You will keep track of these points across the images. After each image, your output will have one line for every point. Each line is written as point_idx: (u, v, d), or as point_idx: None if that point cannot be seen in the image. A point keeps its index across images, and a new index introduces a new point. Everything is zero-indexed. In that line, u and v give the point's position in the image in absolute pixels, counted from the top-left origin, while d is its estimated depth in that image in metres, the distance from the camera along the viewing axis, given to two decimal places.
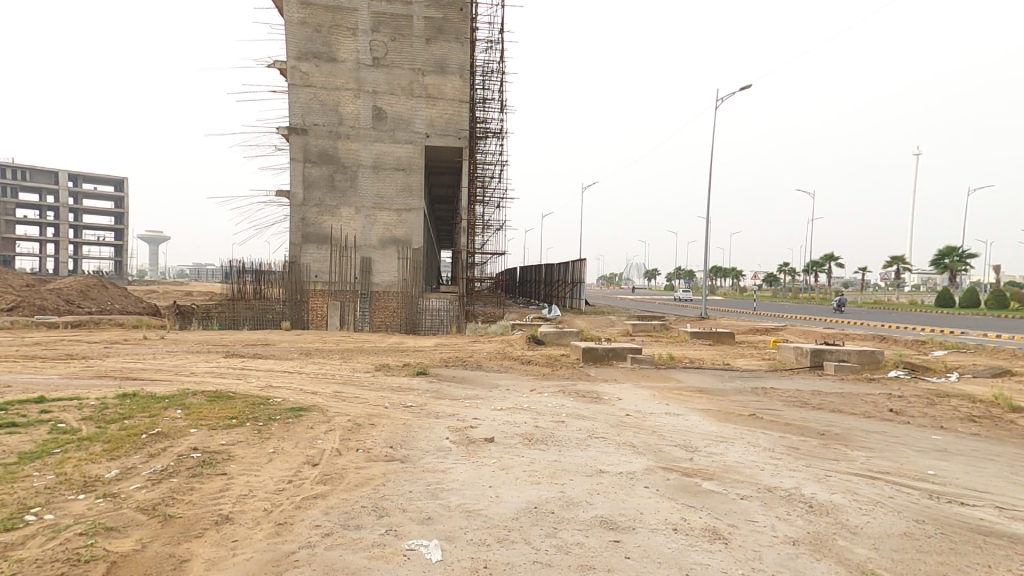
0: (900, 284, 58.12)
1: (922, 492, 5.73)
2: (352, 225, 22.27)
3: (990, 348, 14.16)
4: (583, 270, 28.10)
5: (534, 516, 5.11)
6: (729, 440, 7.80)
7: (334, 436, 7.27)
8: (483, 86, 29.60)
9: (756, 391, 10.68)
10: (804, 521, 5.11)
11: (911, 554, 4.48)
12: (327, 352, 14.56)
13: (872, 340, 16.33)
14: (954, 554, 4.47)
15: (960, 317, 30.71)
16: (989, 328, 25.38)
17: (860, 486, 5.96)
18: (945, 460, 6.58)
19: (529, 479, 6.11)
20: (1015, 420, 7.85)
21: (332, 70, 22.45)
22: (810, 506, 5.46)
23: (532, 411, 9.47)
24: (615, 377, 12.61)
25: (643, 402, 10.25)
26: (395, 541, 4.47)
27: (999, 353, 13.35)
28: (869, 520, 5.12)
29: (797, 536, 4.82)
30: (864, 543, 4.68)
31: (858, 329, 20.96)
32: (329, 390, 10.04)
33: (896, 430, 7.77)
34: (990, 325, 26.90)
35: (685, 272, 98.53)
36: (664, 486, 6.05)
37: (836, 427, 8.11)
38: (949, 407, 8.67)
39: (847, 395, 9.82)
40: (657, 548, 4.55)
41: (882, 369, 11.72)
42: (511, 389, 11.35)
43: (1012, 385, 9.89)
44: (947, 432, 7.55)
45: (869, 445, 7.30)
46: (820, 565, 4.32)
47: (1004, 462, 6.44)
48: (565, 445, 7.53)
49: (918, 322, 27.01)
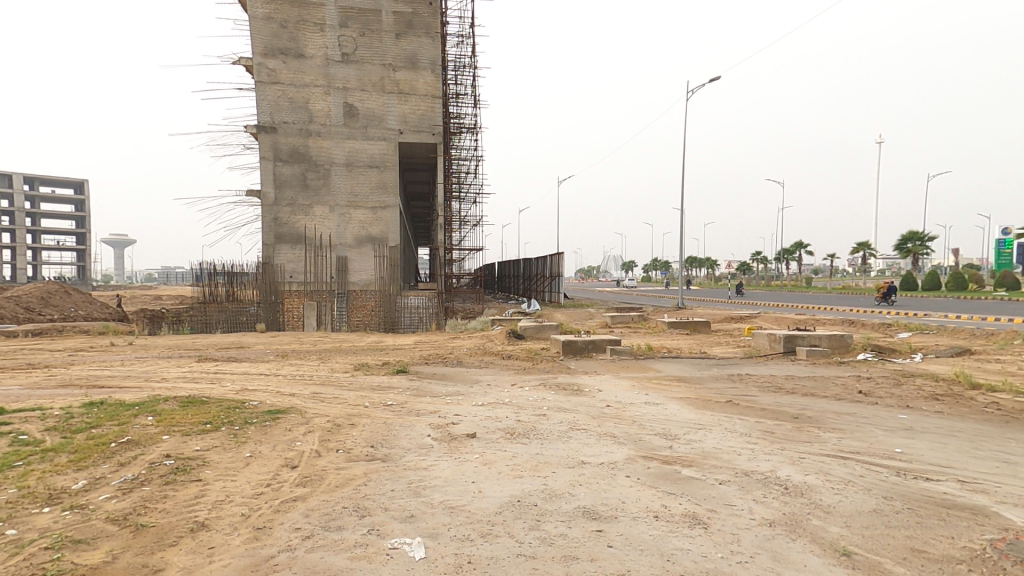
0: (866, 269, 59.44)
1: (890, 469, 5.92)
2: (327, 224, 21.95)
3: (952, 328, 14.64)
4: (560, 264, 28.12)
5: (517, 510, 5.13)
6: (707, 427, 7.94)
7: (313, 437, 7.21)
8: (454, 81, 29.21)
9: (732, 378, 10.91)
10: (779, 503, 5.25)
11: (879, 531, 4.63)
12: (303, 353, 14.36)
13: (841, 324, 16.72)
14: (920, 527, 4.63)
15: (922, 299, 31.82)
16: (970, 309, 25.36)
17: (833, 466, 6.14)
18: (912, 438, 6.79)
19: (511, 473, 6.14)
20: (975, 396, 8.17)
21: (301, 66, 22.04)
22: (784, 488, 5.60)
23: (514, 406, 9.49)
24: (595, 369, 12.72)
25: (623, 393, 10.39)
26: (378, 541, 4.44)
27: (960, 333, 13.84)
28: (840, 499, 5.28)
29: (773, 518, 4.95)
30: (836, 522, 4.82)
31: (829, 315, 21.31)
32: (307, 391, 9.92)
33: (865, 411, 8.00)
34: (954, 306, 27.67)
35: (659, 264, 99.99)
36: (646, 475, 6.14)
37: (809, 411, 8.32)
38: (914, 386, 8.97)
39: (819, 378, 10.08)
40: (639, 536, 4.62)
41: (851, 353, 12.03)
42: (491, 385, 11.36)
43: (973, 364, 10.26)
44: (912, 411, 7.80)
45: (840, 426, 7.50)
46: (796, 545, 4.44)
47: (966, 437, 6.68)
48: (547, 438, 7.57)
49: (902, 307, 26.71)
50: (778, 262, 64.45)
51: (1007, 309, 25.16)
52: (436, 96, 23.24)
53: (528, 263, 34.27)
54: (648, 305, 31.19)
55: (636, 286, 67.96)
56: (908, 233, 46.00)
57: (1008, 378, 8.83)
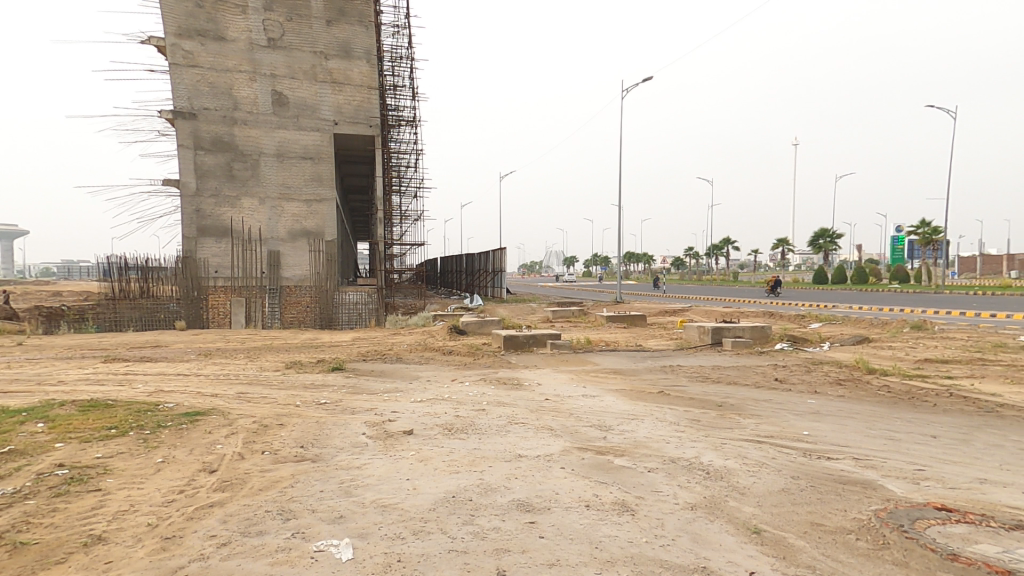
0: (787, 263, 63.29)
1: (798, 450, 6.32)
2: (256, 217, 20.98)
3: (857, 318, 15.84)
4: (502, 259, 28.24)
5: (451, 505, 5.09)
6: (640, 417, 8.19)
7: (236, 439, 6.87)
8: (391, 72, 28.63)
9: (664, 369, 11.32)
10: (701, 487, 5.48)
11: (787, 508, 4.92)
12: (228, 352, 13.65)
13: (763, 316, 17.73)
14: (822, 503, 4.97)
15: (836, 291, 34.22)
16: (873, 300, 27.67)
17: (750, 450, 6.48)
18: (818, 420, 7.28)
19: (447, 469, 6.09)
20: (871, 380, 8.87)
21: (222, 50, 20.90)
22: (706, 472, 5.85)
23: (453, 401, 9.43)
24: (536, 363, 12.84)
25: (562, 386, 10.55)
26: (303, 544, 4.29)
27: (863, 322, 15.00)
28: (755, 480, 5.58)
29: (695, 501, 5.15)
30: (750, 502, 5.09)
31: (751, 307, 22.57)
32: (231, 391, 9.44)
33: (780, 397, 8.51)
34: (860, 297, 30.05)
35: (600, 259, 102.23)
36: (580, 466, 6.24)
37: (732, 399, 8.75)
38: (821, 372, 9.64)
39: (742, 367, 10.63)
40: (570, 526, 4.69)
41: (769, 343, 12.74)
42: (431, 380, 11.24)
43: (872, 351, 11.15)
44: (820, 395, 8.37)
45: (759, 412, 7.93)
46: (714, 526, 4.65)
47: (863, 418, 7.23)
48: (485, 433, 7.56)
49: (819, 300, 28.60)
50: (711, 258, 67.45)
51: (907, 299, 27.51)
52: (372, 87, 22.70)
53: (471, 258, 34.18)
54: (588, 300, 30.92)
55: (575, 280, 69.28)
56: (821, 230, 49.48)
57: (899, 364, 9.66)
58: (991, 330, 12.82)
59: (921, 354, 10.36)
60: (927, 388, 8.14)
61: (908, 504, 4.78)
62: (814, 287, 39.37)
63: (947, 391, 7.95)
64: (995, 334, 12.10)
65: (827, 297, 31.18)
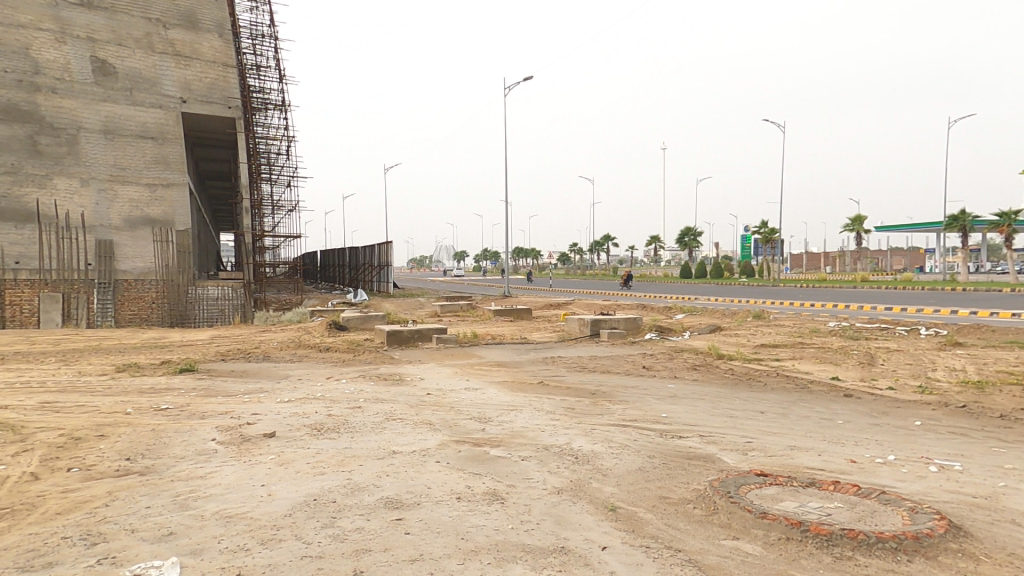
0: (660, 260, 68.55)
1: (655, 431, 6.58)
2: (78, 201, 18.15)
3: (714, 309, 17.35)
4: (389, 253, 27.40)
5: (311, 509, 4.54)
6: (519, 408, 8.11)
7: (30, 458, 5.72)
8: (253, 51, 26.47)
9: (546, 360, 11.45)
10: (569, 471, 5.45)
11: (641, 485, 5.03)
12: (35, 356, 11.53)
13: (637, 309, 18.80)
14: (671, 478, 5.15)
15: (696, 285, 37.51)
16: (729, 292, 30.83)
17: (615, 433, 6.63)
18: (674, 403, 7.69)
19: (312, 471, 5.49)
20: (720, 364, 9.62)
21: (13, 3, 18.30)
22: (575, 457, 5.85)
23: (326, 400, 8.73)
24: (420, 358, 12.42)
25: (445, 379, 10.26)
26: (111, 570, 3.57)
27: (717, 312, 16.45)
28: (617, 461, 5.67)
29: (561, 485, 5.09)
30: (611, 482, 5.13)
31: (626, 300, 23.96)
32: (33, 402, 7.95)
33: (645, 383, 8.91)
34: (718, 290, 33.35)
35: (491, 255, 103.41)
36: (455, 459, 5.96)
37: (604, 386, 9.00)
38: (680, 359, 10.30)
39: (615, 357, 11.05)
40: (438, 519, 4.36)
41: (640, 334, 13.42)
42: (302, 379, 10.38)
43: (723, 338, 12.20)
44: (678, 380, 8.90)
45: (627, 398, 8.21)
46: (576, 508, 4.59)
47: (710, 399, 7.75)
48: (359, 431, 7.02)
49: (684, 293, 31.28)
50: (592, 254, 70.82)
51: (752, 292, 30.90)
52: (225, 64, 21.96)
53: (354, 251, 32.79)
54: (476, 294, 31.06)
55: (466, 276, 69.34)
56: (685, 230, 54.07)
57: (742, 349, 10.62)
58: (814, 317, 14.65)
59: (757, 341, 11.42)
60: (761, 369, 8.99)
61: (736, 473, 5.11)
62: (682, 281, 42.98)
63: (775, 371, 8.84)
64: (817, 320, 13.82)
65: (691, 290, 34.23)
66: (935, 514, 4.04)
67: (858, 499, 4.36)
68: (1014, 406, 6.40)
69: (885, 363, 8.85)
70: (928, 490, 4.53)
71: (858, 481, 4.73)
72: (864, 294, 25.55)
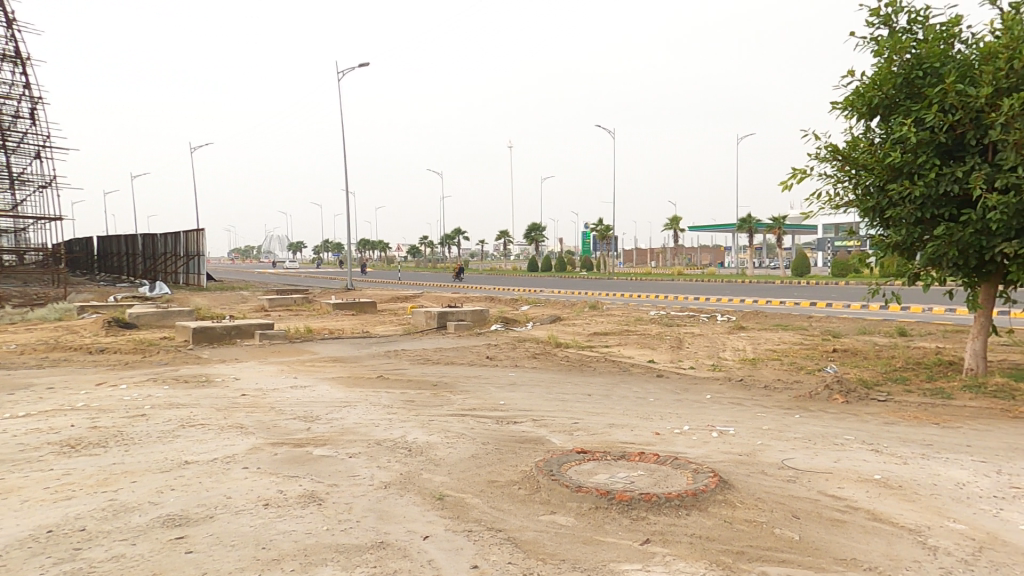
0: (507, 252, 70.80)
1: (493, 418, 6.72)
2: None
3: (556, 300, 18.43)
4: (198, 242, 24.68)
5: (38, 545, 3.78)
6: (353, 404, 7.75)
7: None
8: None
9: (388, 354, 11.14)
10: (399, 464, 5.29)
11: (471, 472, 5.05)
12: None
13: (485, 301, 19.26)
14: (501, 463, 5.26)
15: (540, 278, 39.61)
16: (570, 285, 33.13)
17: (453, 423, 6.62)
18: (514, 390, 7.95)
19: (50, 497, 4.58)
20: (560, 352, 10.22)
21: None
22: (408, 450, 5.71)
23: (89, 410, 7.42)
24: (236, 356, 11.28)
25: (266, 378, 9.43)
26: None
27: (559, 303, 17.48)
28: (451, 450, 5.66)
29: (390, 479, 4.91)
30: (442, 471, 5.08)
31: (475, 292, 24.47)
32: None
33: (487, 372, 9.11)
34: (560, 283, 35.65)
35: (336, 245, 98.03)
36: (269, 462, 5.45)
37: (446, 377, 9.03)
38: (523, 348, 10.73)
39: (461, 348, 11.12)
40: (234, 531, 3.92)
41: (487, 325, 13.72)
42: (57, 387, 8.75)
43: (562, 327, 13.01)
44: (519, 368, 9.24)
45: (468, 388, 8.31)
46: (403, 500, 4.45)
47: (548, 385, 8.14)
48: (137, 443, 6.09)
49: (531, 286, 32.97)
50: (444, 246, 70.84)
51: (589, 284, 33.48)
52: None
53: (151, 238, 28.69)
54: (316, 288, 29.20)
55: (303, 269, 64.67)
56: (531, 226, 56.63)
57: (579, 337, 11.42)
58: (637, 307, 16.27)
59: (593, 329, 12.37)
60: (592, 356, 9.68)
61: (559, 452, 5.38)
62: (526, 273, 45.07)
63: (604, 357, 9.57)
64: (640, 310, 15.40)
65: (537, 282, 36.16)
66: (709, 472, 4.52)
67: (657, 466, 4.80)
68: (778, 375, 7.69)
69: (689, 346, 10.04)
70: (708, 452, 5.15)
71: (659, 450, 5.25)
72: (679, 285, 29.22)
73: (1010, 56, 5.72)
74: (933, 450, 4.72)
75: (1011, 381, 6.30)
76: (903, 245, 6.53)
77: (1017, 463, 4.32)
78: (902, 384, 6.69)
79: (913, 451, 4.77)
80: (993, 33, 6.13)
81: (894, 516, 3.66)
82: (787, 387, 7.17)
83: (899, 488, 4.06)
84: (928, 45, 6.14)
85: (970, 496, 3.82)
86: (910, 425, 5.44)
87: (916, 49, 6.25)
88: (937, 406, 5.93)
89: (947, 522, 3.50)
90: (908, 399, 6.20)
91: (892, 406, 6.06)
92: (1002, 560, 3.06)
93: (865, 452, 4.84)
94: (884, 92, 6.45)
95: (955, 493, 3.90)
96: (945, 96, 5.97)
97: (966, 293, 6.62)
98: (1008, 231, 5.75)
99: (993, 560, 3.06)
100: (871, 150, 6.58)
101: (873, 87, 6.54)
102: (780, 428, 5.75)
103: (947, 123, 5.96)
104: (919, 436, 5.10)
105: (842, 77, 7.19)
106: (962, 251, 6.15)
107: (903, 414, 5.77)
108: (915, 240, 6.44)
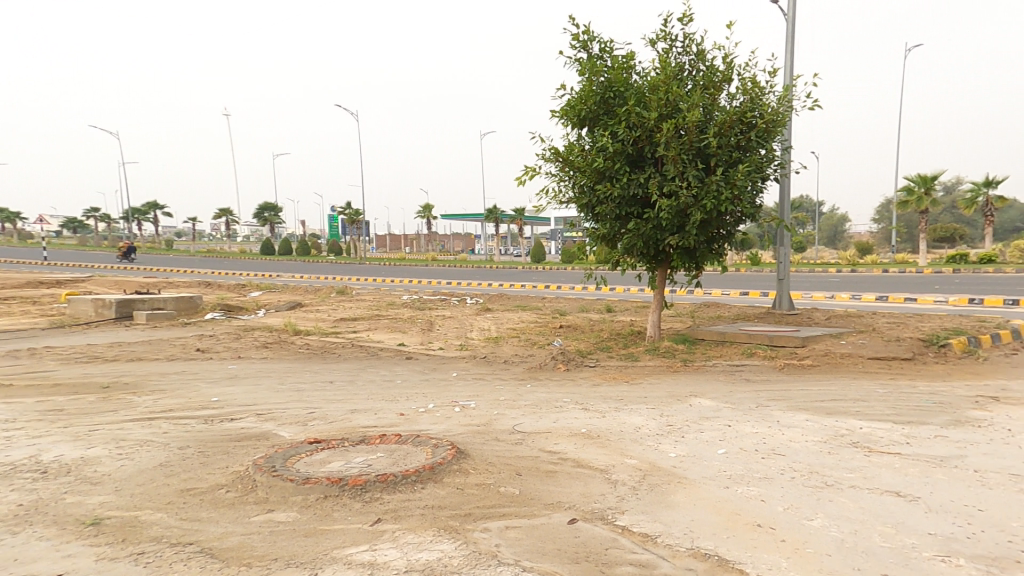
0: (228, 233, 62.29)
1: (197, 419, 5.71)
2: None
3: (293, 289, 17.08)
4: None
5: None
6: None
7: None
8: None
9: (20, 354, 8.54)
10: (30, 491, 3.93)
11: (155, 483, 4.09)
12: None
13: (203, 290, 16.64)
14: (203, 466, 4.43)
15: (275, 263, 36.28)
16: (311, 271, 31.32)
17: (132, 430, 5.32)
18: (232, 385, 6.98)
19: None
20: (296, 339, 9.50)
21: None
22: (42, 472, 4.27)
23: None
24: None
25: None
26: None
27: (299, 291, 16.25)
28: (125, 462, 4.49)
29: (3, 514, 3.58)
30: (106, 489, 3.96)
31: (184, 281, 20.91)
32: None
33: (194, 368, 7.82)
34: (298, 268, 33.23)
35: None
36: None
37: (127, 376, 7.36)
38: (250, 338, 9.61)
39: (154, 342, 9.39)
40: None
41: (196, 313, 12.41)
42: None
43: (299, 314, 12.13)
44: (242, 360, 8.21)
45: (162, 386, 6.96)
46: (18, 540, 3.26)
47: (278, 376, 7.42)
48: None
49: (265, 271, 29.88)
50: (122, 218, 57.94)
51: (340, 269, 32.10)
52: None
53: None
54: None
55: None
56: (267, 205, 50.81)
57: (319, 323, 10.87)
58: (389, 291, 16.17)
59: (340, 314, 11.95)
60: (338, 343, 9.18)
61: (288, 446, 4.86)
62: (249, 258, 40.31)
63: (350, 343, 9.18)
64: (392, 295, 15.28)
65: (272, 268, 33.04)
66: (449, 445, 4.62)
67: (398, 445, 4.70)
68: (514, 350, 8.47)
69: (443, 329, 10.36)
70: (448, 427, 5.30)
71: (402, 431, 5.19)
72: (432, 271, 30.26)
73: (668, 89, 7.22)
74: (622, 403, 5.72)
75: (675, 343, 8.11)
76: (609, 236, 7.87)
77: (674, 405, 5.52)
78: (607, 351, 8.09)
79: (608, 405, 5.69)
80: (657, 69, 7.67)
81: (591, 460, 4.25)
82: (521, 360, 7.95)
83: (596, 437, 4.75)
84: (616, 71, 7.36)
85: (642, 436, 4.70)
86: (609, 384, 6.54)
87: (608, 73, 7.43)
88: (628, 366, 7.28)
89: (626, 459, 4.22)
90: (610, 363, 7.48)
91: (599, 369, 7.22)
92: (658, 481, 3.80)
93: (575, 411, 5.57)
94: (589, 107, 7.57)
95: (633, 435, 4.75)
96: (629, 115, 7.25)
97: (648, 277, 8.31)
98: (673, 227, 7.35)
99: (653, 482, 3.78)
100: (582, 155, 7.65)
101: (581, 102, 7.59)
102: (510, 397, 6.28)
103: (632, 138, 7.27)
104: (614, 393, 6.15)
105: (557, 89, 8.15)
106: (645, 242, 7.66)
107: (605, 376, 6.90)
108: (616, 232, 7.83)
